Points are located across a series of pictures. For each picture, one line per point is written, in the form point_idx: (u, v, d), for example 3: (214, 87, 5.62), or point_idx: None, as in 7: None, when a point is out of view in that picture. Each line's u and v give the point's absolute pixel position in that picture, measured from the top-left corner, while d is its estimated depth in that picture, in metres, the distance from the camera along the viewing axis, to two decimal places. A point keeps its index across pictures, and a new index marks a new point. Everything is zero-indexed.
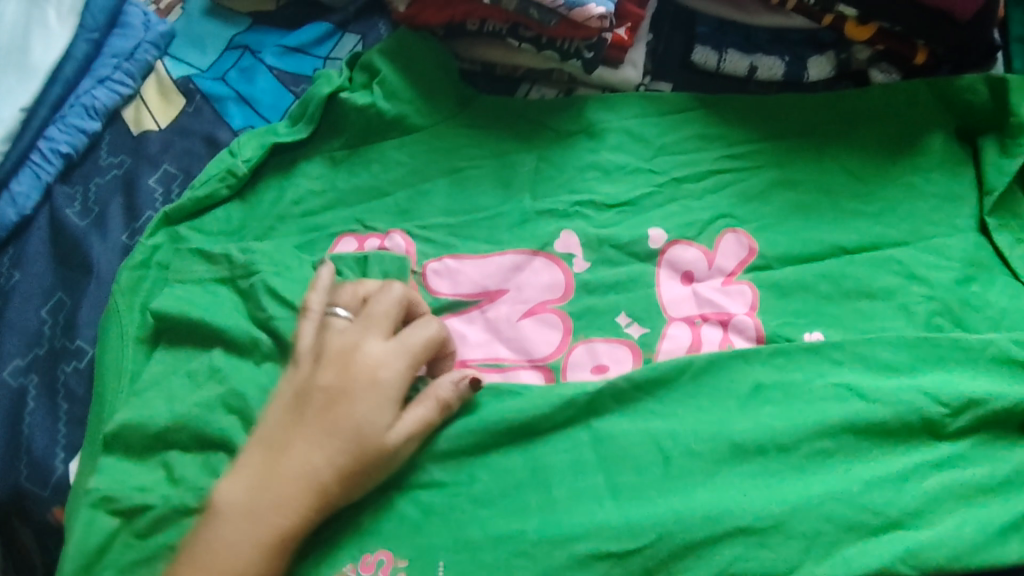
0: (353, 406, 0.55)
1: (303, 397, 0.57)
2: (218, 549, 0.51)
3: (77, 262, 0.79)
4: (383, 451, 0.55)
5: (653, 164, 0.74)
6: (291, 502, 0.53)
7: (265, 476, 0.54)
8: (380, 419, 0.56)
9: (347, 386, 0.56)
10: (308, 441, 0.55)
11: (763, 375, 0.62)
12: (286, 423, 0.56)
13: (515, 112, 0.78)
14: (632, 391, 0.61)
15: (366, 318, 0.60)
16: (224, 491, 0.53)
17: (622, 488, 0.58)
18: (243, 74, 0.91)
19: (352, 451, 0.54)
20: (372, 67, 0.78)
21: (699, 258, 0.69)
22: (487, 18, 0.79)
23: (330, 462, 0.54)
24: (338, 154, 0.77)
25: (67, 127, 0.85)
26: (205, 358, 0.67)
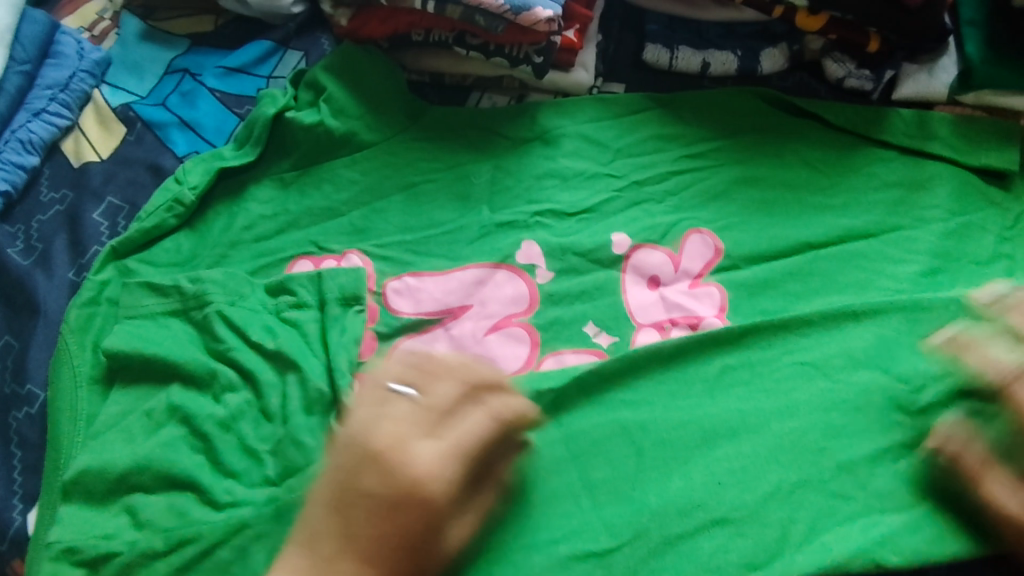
0: (400, 539, 0.46)
1: (342, 510, 0.47)
2: None
3: (23, 303, 0.75)
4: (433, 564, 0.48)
5: (612, 168, 0.73)
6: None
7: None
8: (434, 535, 0.48)
9: (399, 499, 0.47)
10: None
11: (728, 358, 0.61)
12: (328, 534, 0.47)
13: (467, 121, 0.76)
14: (598, 384, 0.60)
15: (426, 408, 0.50)
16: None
17: (598, 484, 0.56)
18: (184, 99, 0.88)
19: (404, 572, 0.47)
20: (317, 84, 0.76)
21: (664, 261, 0.68)
22: (432, 27, 0.76)
23: None
24: (288, 175, 0.75)
25: (4, 163, 0.82)
26: (162, 396, 0.64)
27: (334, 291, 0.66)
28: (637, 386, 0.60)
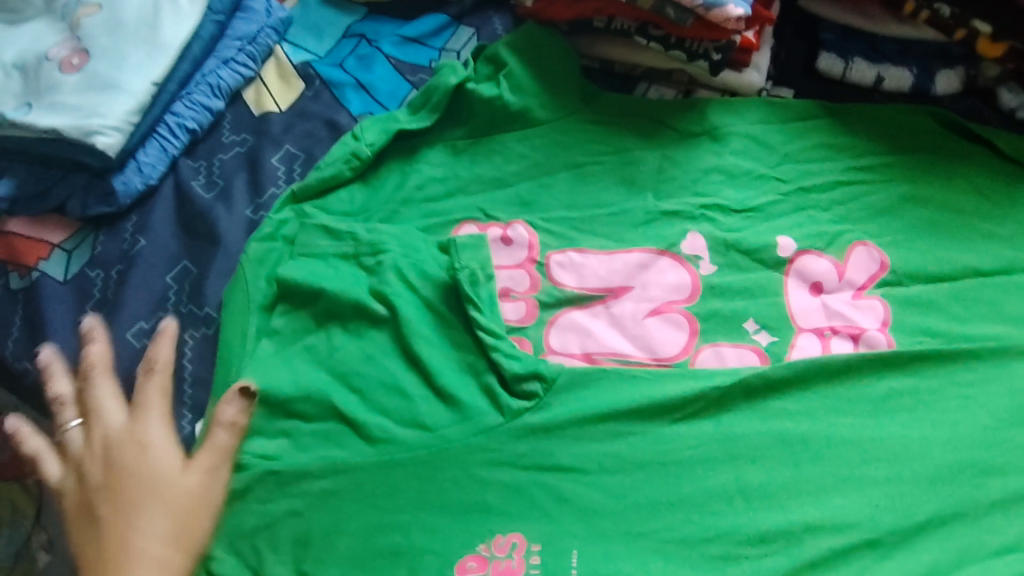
0: (111, 498, 0.56)
1: (109, 495, 0.56)
2: None
3: (205, 233, 0.82)
4: (187, 490, 0.57)
5: (779, 172, 0.74)
6: (185, 539, 0.56)
7: (98, 549, 0.54)
8: (160, 459, 0.58)
9: (111, 455, 0.57)
10: (115, 521, 0.55)
11: (896, 382, 0.62)
12: (98, 528, 0.55)
13: (635, 110, 0.78)
14: (764, 390, 0.62)
15: (83, 390, 0.61)
16: (131, 535, 0.54)
17: (752, 489, 0.58)
18: (361, 62, 0.93)
19: (171, 510, 0.56)
20: (497, 60, 0.79)
21: (830, 270, 0.69)
22: (616, 15, 0.78)
23: (157, 533, 0.55)
24: (460, 143, 0.78)
25: (193, 104, 0.88)
26: (324, 334, 0.68)
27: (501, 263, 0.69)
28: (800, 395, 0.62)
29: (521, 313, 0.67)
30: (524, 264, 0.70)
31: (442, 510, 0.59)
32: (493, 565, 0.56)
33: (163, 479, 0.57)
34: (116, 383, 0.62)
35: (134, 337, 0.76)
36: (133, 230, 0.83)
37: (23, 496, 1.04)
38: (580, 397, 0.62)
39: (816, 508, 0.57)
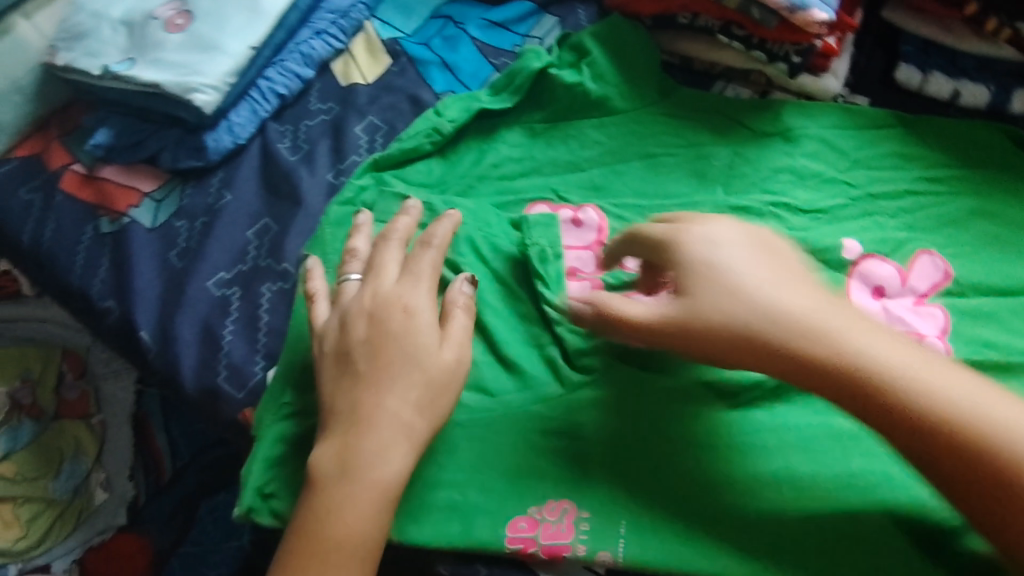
0: (372, 368, 0.59)
1: (358, 352, 0.60)
2: (377, 480, 0.56)
3: (287, 192, 0.85)
4: (436, 365, 0.60)
5: (849, 176, 0.76)
6: (429, 410, 0.59)
7: (354, 406, 0.58)
8: (425, 340, 0.60)
9: (381, 323, 0.61)
10: (375, 384, 0.59)
11: None
12: (346, 385, 0.60)
13: (712, 106, 0.80)
14: None
15: (374, 253, 0.67)
16: (388, 399, 0.58)
17: (798, 477, 0.60)
18: (447, 42, 0.96)
19: (420, 381, 0.59)
20: (581, 47, 0.82)
21: (893, 275, 0.71)
22: (702, 13, 0.80)
23: (406, 402, 0.58)
24: (538, 125, 0.81)
25: (286, 71, 0.93)
26: None
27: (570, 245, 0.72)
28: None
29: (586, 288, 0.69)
30: (591, 247, 0.73)
31: (499, 470, 0.62)
32: (544, 527, 0.59)
33: (431, 355, 0.60)
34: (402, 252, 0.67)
35: (214, 286, 0.80)
36: (219, 184, 0.87)
37: (87, 435, 1.10)
38: (624, 378, 0.64)
39: (861, 497, 0.59)
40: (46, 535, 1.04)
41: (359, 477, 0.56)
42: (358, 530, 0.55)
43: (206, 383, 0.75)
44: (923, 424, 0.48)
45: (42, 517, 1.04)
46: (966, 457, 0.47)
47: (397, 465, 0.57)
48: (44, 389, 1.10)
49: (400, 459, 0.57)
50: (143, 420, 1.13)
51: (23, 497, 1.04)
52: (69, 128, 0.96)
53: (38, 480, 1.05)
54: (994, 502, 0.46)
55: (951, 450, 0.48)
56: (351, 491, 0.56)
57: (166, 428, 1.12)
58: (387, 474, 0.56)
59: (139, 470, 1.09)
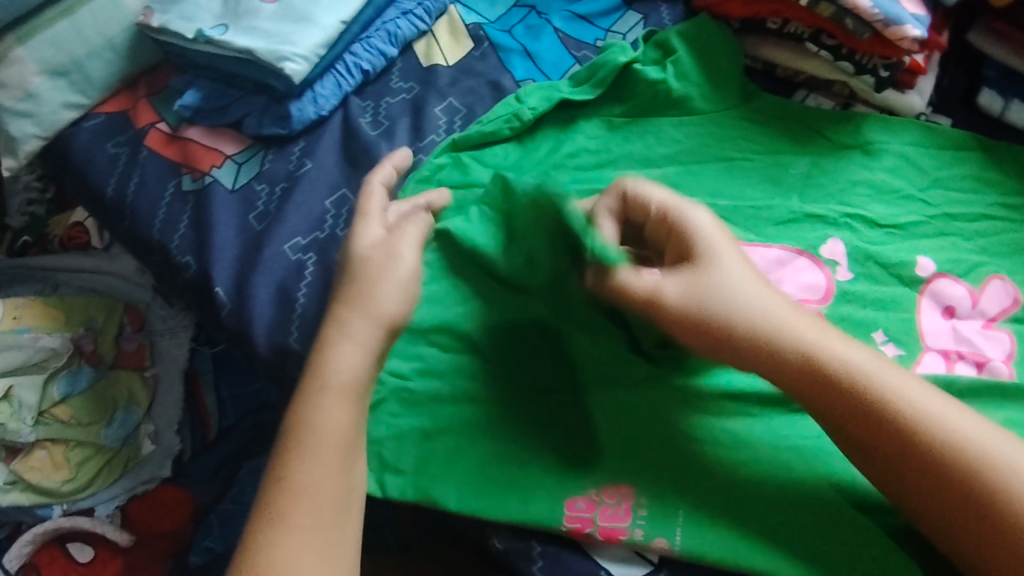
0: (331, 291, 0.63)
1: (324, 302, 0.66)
2: (329, 375, 0.57)
3: (367, 165, 0.87)
4: (358, 263, 0.63)
5: (926, 196, 0.76)
6: (359, 303, 0.61)
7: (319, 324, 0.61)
8: (352, 251, 0.64)
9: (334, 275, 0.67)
10: (334, 299, 0.62)
11: (1012, 415, 0.63)
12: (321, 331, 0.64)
13: (793, 115, 0.81)
14: None
15: None
16: (342, 304, 0.61)
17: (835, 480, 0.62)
18: (529, 31, 0.98)
19: (348, 281, 0.62)
20: (667, 45, 0.83)
21: (964, 296, 0.71)
22: (792, 19, 0.81)
23: (341, 304, 0.61)
24: (617, 119, 0.82)
25: (371, 47, 0.95)
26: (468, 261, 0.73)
27: None
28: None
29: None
30: None
31: (556, 453, 0.64)
32: (603, 509, 0.61)
33: (380, 259, 0.63)
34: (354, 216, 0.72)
35: (291, 250, 0.82)
36: (300, 153, 0.90)
37: (142, 388, 1.07)
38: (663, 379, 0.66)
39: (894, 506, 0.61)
40: (92, 481, 1.02)
41: (320, 371, 0.58)
42: (324, 418, 0.56)
43: (278, 342, 0.78)
44: (879, 414, 0.56)
45: (92, 462, 1.02)
46: (904, 437, 0.55)
47: (354, 357, 0.58)
48: (105, 339, 1.08)
49: (354, 351, 0.59)
50: (194, 377, 1.13)
51: (75, 441, 1.01)
52: (157, 89, 0.99)
53: (91, 426, 1.02)
54: (923, 478, 0.55)
55: (904, 435, 0.55)
56: (309, 392, 0.57)
57: (215, 388, 1.12)
58: (333, 365, 0.58)
59: (188, 426, 1.09)
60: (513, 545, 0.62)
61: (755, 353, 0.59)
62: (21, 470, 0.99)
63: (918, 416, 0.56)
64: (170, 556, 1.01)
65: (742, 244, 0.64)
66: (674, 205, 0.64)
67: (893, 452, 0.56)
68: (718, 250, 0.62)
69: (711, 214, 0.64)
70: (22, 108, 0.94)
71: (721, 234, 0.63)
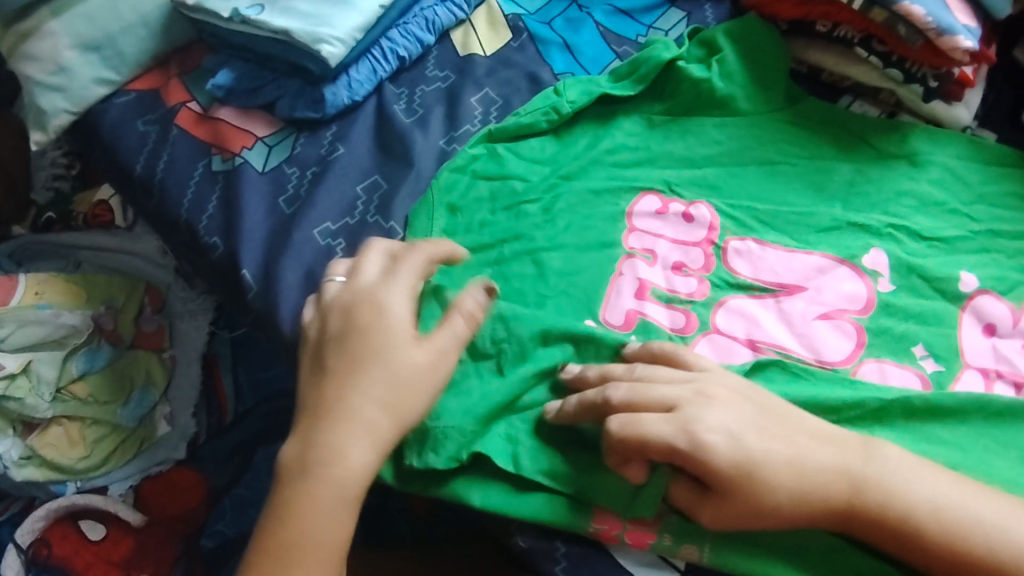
0: (340, 367, 0.57)
1: (335, 353, 0.58)
2: (337, 480, 0.54)
3: (399, 153, 0.86)
4: (410, 367, 0.58)
5: (971, 210, 0.74)
6: (397, 414, 0.57)
7: (321, 402, 0.57)
8: (400, 342, 0.58)
9: (351, 326, 0.59)
10: (344, 380, 0.57)
11: None
12: (314, 381, 0.58)
13: (838, 122, 0.80)
14: (923, 411, 0.61)
15: (355, 261, 0.63)
16: (359, 403, 0.56)
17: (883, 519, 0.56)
18: (569, 24, 0.97)
19: (391, 381, 0.57)
20: (712, 44, 0.82)
21: (1006, 315, 0.68)
22: (842, 23, 0.79)
23: (375, 407, 0.56)
24: (657, 117, 0.80)
25: (408, 34, 0.93)
26: (499, 250, 0.71)
27: (675, 245, 0.72)
28: (954, 428, 0.61)
29: (635, 292, 0.68)
30: (699, 244, 0.72)
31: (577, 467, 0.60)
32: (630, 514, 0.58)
33: (412, 357, 0.58)
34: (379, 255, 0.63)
35: (320, 236, 0.81)
36: (332, 138, 0.88)
37: (158, 367, 1.06)
38: None
39: None
40: (109, 458, 1.01)
41: (325, 473, 0.54)
42: (320, 529, 0.54)
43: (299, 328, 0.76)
44: (894, 528, 0.52)
45: (107, 441, 1.01)
46: (918, 539, 0.52)
47: (360, 462, 0.55)
48: (125, 318, 1.07)
49: (365, 456, 0.55)
50: (212, 361, 1.11)
51: (91, 419, 1.00)
52: (189, 68, 0.98)
53: (108, 404, 1.01)
54: None
55: (900, 532, 0.52)
56: (309, 492, 0.54)
57: (233, 371, 1.12)
58: (344, 478, 0.55)
59: (202, 409, 1.09)
60: (538, 544, 0.59)
61: (744, 495, 0.52)
62: (37, 446, 0.97)
63: (932, 513, 0.52)
64: (181, 538, 1.01)
65: (761, 423, 0.54)
66: (675, 409, 0.55)
67: (903, 552, 0.53)
68: (744, 467, 0.52)
69: (723, 418, 0.54)
70: (53, 82, 0.95)
71: (744, 449, 0.53)
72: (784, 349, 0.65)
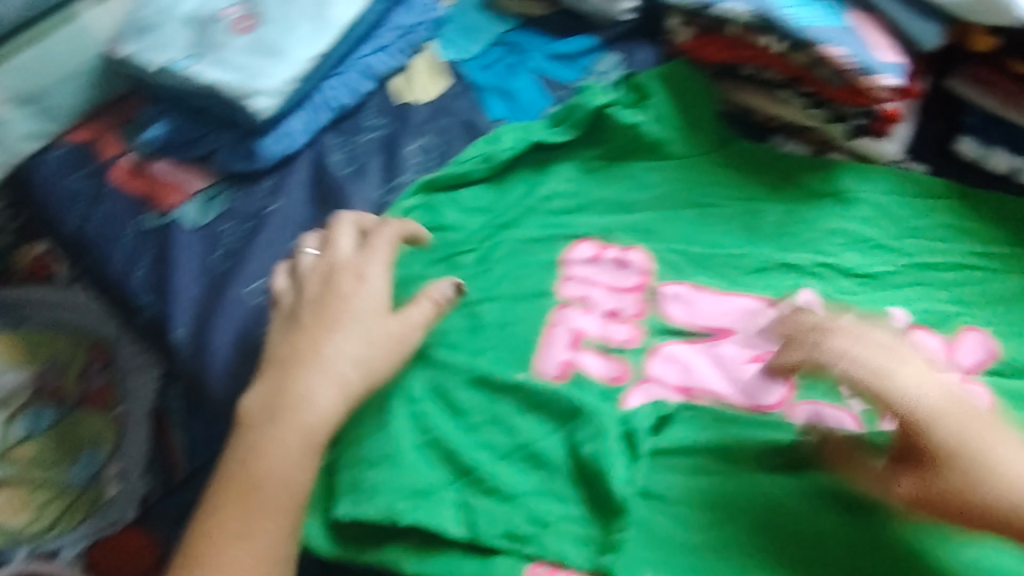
0: (315, 322, 0.62)
1: (311, 313, 0.63)
2: (302, 431, 0.58)
3: (335, 207, 0.86)
4: (386, 330, 0.63)
5: (901, 245, 0.75)
6: (369, 372, 0.61)
7: (294, 351, 0.61)
8: (375, 307, 0.64)
9: (330, 290, 0.64)
10: (321, 333, 0.62)
11: None
12: (286, 339, 0.63)
13: (770, 162, 0.80)
14: None
15: (332, 232, 0.69)
16: (332, 351, 0.60)
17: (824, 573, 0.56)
18: (509, 70, 0.97)
19: (368, 340, 0.62)
20: (642, 89, 0.82)
21: (939, 349, 0.69)
22: (767, 66, 0.80)
23: (351, 362, 0.61)
24: (593, 163, 0.81)
25: (343, 84, 0.93)
26: None
27: (610, 290, 0.72)
28: None
29: (568, 342, 0.68)
30: (633, 289, 0.72)
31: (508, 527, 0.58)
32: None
33: (382, 324, 0.63)
34: (354, 231, 0.69)
35: (251, 294, 0.80)
36: (268, 190, 0.88)
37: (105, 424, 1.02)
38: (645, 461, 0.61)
39: None
40: (58, 520, 0.99)
41: (290, 413, 0.58)
42: (278, 475, 0.57)
43: (232, 390, 0.76)
44: None
45: (53, 505, 0.99)
46: None
47: (325, 408, 0.59)
48: (70, 376, 1.04)
49: (329, 401, 0.59)
50: None
51: (38, 482, 1.00)
52: (123, 120, 0.96)
53: (54, 467, 1.00)
54: None
55: None
56: (275, 438, 0.57)
57: None
58: (313, 427, 0.58)
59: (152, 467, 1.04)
60: None
61: (959, 471, 0.53)
62: None
63: None
64: None
65: (994, 431, 0.55)
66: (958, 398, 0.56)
67: None
68: (964, 448, 0.53)
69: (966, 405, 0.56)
70: None
71: (979, 441, 0.53)
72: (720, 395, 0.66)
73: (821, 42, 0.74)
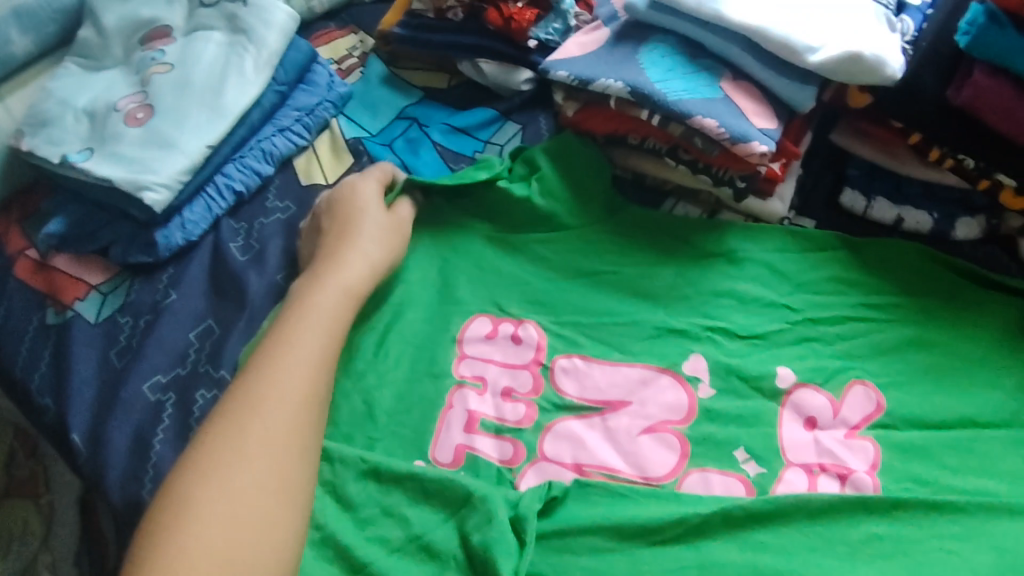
0: (338, 228, 0.75)
1: (333, 224, 0.76)
2: (342, 293, 0.69)
3: (233, 295, 0.85)
4: (391, 229, 0.77)
5: (790, 301, 0.76)
6: (383, 257, 0.75)
7: (325, 253, 0.74)
8: (379, 212, 0.77)
9: (341, 205, 0.77)
10: (344, 233, 0.75)
11: (877, 527, 0.62)
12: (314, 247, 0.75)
13: (659, 228, 0.82)
14: (745, 520, 0.62)
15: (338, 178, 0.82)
16: (361, 239, 0.74)
17: None
18: (410, 146, 0.98)
19: (381, 233, 0.76)
20: (533, 163, 0.83)
21: (826, 407, 0.70)
22: (648, 136, 0.82)
23: (371, 247, 0.74)
24: (489, 238, 0.81)
25: (244, 168, 0.93)
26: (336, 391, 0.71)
27: (502, 369, 0.72)
28: (777, 532, 0.62)
29: (463, 426, 0.69)
30: (528, 366, 0.73)
31: None
32: None
33: (386, 224, 0.77)
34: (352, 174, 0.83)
35: (150, 391, 0.79)
36: (166, 283, 0.87)
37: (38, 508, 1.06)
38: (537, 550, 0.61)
39: None
40: None
41: (327, 281, 0.70)
42: (326, 321, 0.66)
43: (129, 493, 0.74)
44: None
45: None
46: None
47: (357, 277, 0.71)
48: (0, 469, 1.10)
49: (361, 275, 0.71)
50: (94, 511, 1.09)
51: None
52: (29, 212, 0.93)
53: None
54: None
55: None
56: (318, 297, 0.68)
57: None
58: (352, 287, 0.70)
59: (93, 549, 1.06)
60: None
61: None
62: None
63: None
64: None
65: None
66: None
67: None
68: None
69: None
70: None
71: None
72: (613, 471, 0.66)
73: (692, 114, 0.76)
